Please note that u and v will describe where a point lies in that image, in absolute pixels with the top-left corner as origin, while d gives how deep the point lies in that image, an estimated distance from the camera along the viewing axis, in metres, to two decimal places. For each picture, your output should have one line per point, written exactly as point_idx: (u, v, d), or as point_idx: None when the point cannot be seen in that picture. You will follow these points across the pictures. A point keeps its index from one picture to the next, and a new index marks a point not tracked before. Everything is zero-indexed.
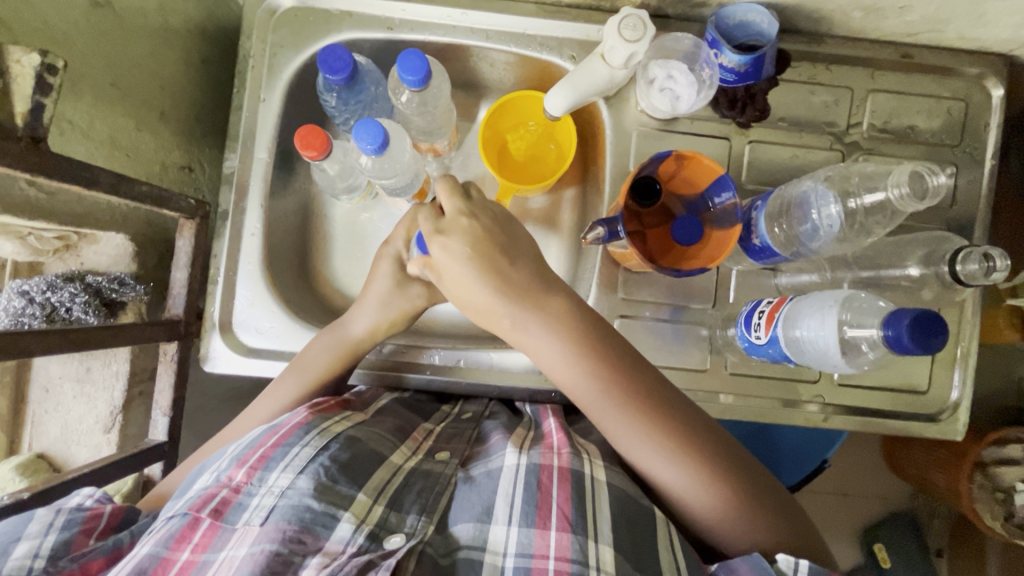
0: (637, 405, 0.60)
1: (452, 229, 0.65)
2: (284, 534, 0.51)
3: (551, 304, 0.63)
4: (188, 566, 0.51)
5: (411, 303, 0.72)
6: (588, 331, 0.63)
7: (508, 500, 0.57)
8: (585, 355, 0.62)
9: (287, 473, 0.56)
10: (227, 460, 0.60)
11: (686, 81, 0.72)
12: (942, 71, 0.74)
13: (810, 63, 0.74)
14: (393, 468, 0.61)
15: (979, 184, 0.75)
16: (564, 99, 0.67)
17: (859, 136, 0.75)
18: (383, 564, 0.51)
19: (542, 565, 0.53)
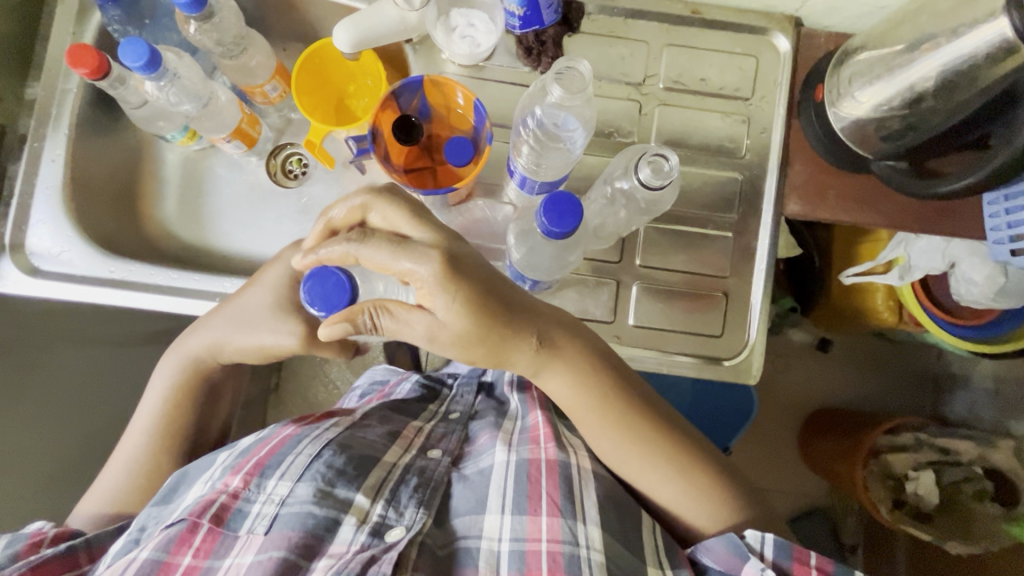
0: (642, 434, 0.70)
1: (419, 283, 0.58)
2: (291, 541, 0.63)
3: (558, 347, 0.66)
4: (193, 570, 0.64)
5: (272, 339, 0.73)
6: (594, 372, 0.68)
7: (501, 493, 0.70)
8: (586, 397, 0.69)
9: (285, 482, 0.68)
10: (220, 469, 0.72)
11: (485, 29, 0.75)
12: (732, 29, 0.78)
13: (606, 16, 0.78)
14: (388, 467, 0.71)
15: (770, 138, 0.78)
16: (350, 36, 0.70)
17: (655, 88, 0.78)
18: (384, 556, 0.63)
19: (535, 546, 0.65)
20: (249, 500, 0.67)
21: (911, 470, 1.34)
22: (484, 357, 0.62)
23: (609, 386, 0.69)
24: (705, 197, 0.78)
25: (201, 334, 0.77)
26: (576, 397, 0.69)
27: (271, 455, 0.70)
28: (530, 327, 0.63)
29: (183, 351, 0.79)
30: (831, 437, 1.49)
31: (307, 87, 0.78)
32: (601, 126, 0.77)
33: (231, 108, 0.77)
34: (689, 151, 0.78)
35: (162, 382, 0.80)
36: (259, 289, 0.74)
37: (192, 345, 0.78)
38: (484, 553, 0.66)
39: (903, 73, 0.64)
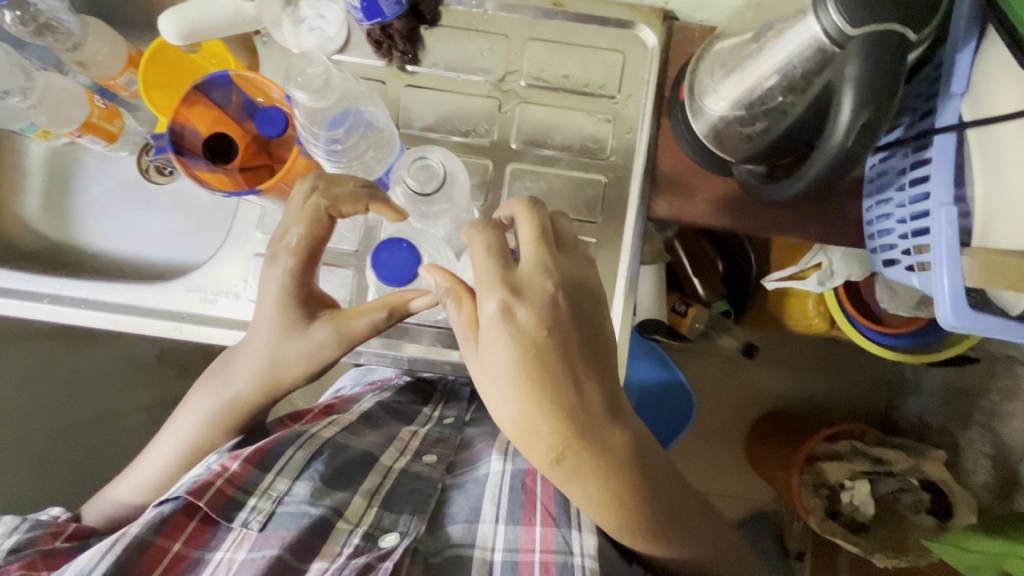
0: (682, 530, 0.62)
1: (526, 287, 0.55)
2: (284, 540, 0.62)
3: (593, 460, 0.55)
4: (183, 558, 0.63)
5: (306, 349, 0.65)
6: (624, 479, 0.56)
7: (495, 501, 0.68)
8: (616, 502, 0.56)
9: (283, 478, 0.68)
10: (217, 453, 0.70)
11: (334, 20, 0.72)
12: (598, 21, 0.74)
13: (466, 10, 0.74)
14: (383, 471, 0.73)
15: (638, 137, 0.74)
16: (175, 25, 0.66)
17: (516, 84, 0.74)
18: (381, 565, 0.61)
19: (528, 557, 0.63)
20: (245, 491, 0.66)
21: (845, 480, 1.29)
22: (559, 440, 0.54)
23: (644, 473, 0.58)
24: (567, 199, 0.74)
25: (238, 368, 0.69)
26: (593, 497, 0.56)
27: (271, 443, 0.70)
28: (584, 417, 0.55)
29: (220, 391, 0.71)
30: (775, 439, 1.44)
31: (157, 79, 0.75)
32: (459, 123, 0.74)
33: (71, 96, 0.75)
34: (550, 151, 0.74)
35: (194, 426, 0.72)
36: (272, 306, 0.65)
37: (235, 385, 0.69)
38: (476, 562, 0.64)
39: (750, 67, 0.57)
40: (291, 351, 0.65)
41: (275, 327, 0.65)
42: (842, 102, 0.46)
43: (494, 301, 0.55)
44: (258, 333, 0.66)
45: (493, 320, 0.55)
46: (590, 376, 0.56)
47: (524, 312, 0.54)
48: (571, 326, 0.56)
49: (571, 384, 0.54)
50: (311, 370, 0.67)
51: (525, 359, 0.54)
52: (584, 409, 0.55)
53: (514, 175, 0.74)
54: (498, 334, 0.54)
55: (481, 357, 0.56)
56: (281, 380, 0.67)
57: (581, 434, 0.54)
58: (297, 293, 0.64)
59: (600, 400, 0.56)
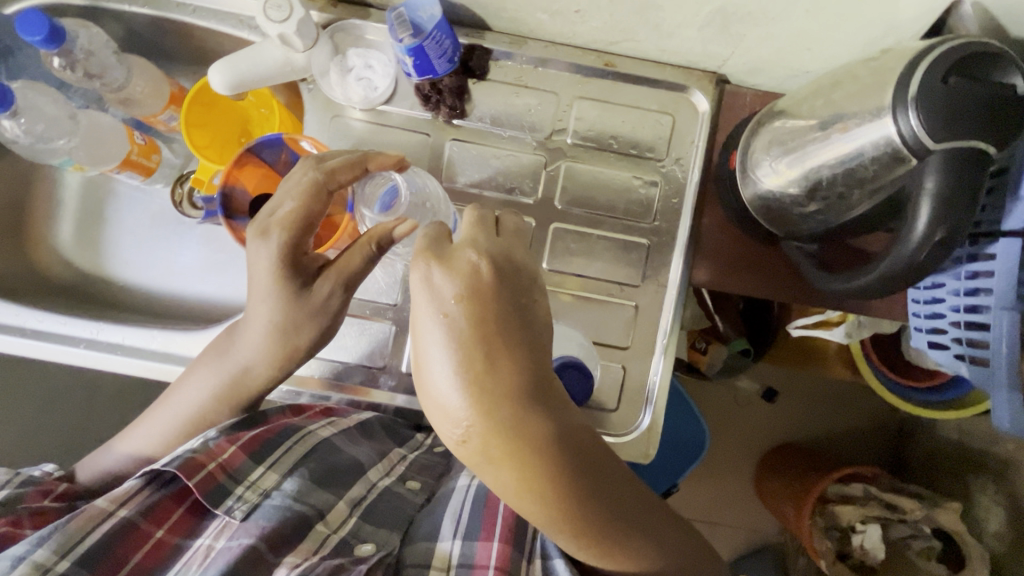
0: (644, 548, 0.51)
1: (457, 269, 0.44)
2: (260, 530, 0.57)
3: (518, 436, 0.43)
4: (163, 546, 0.57)
5: (318, 308, 0.60)
6: (555, 481, 0.44)
7: (455, 517, 0.62)
8: (544, 504, 0.45)
9: (273, 473, 0.64)
10: (216, 430, 0.65)
11: (383, 72, 0.71)
12: (649, 82, 0.72)
13: (515, 64, 0.72)
14: (369, 485, 0.68)
15: (684, 202, 0.73)
16: (225, 77, 0.65)
17: (562, 142, 0.73)
18: (354, 568, 0.56)
19: (482, 573, 0.56)
20: (235, 480, 0.62)
21: (858, 522, 1.22)
22: (484, 425, 0.43)
23: (594, 470, 0.46)
24: (608, 259, 0.73)
25: (239, 338, 0.64)
26: (516, 489, 0.44)
27: (270, 434, 0.67)
28: (525, 400, 0.43)
29: (227, 365, 0.65)
30: (791, 473, 1.38)
31: (199, 120, 0.75)
32: (502, 179, 0.73)
33: (115, 141, 0.74)
34: (594, 211, 0.73)
35: (198, 396, 0.66)
36: (258, 259, 0.58)
37: (240, 355, 0.64)
38: None
39: (814, 151, 0.56)
40: (289, 321, 0.60)
41: (275, 296, 0.59)
42: (918, 211, 0.46)
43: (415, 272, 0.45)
44: (256, 284, 0.59)
45: (414, 292, 0.45)
46: (523, 349, 0.44)
47: (443, 279, 0.43)
48: (522, 313, 0.45)
49: (482, 356, 0.42)
50: (318, 338, 0.62)
51: (456, 342, 0.42)
52: (499, 390, 0.43)
53: (557, 234, 0.73)
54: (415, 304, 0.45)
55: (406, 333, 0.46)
56: (293, 352, 0.62)
57: (521, 417, 0.43)
58: (301, 228, 0.58)
59: (517, 381, 0.43)
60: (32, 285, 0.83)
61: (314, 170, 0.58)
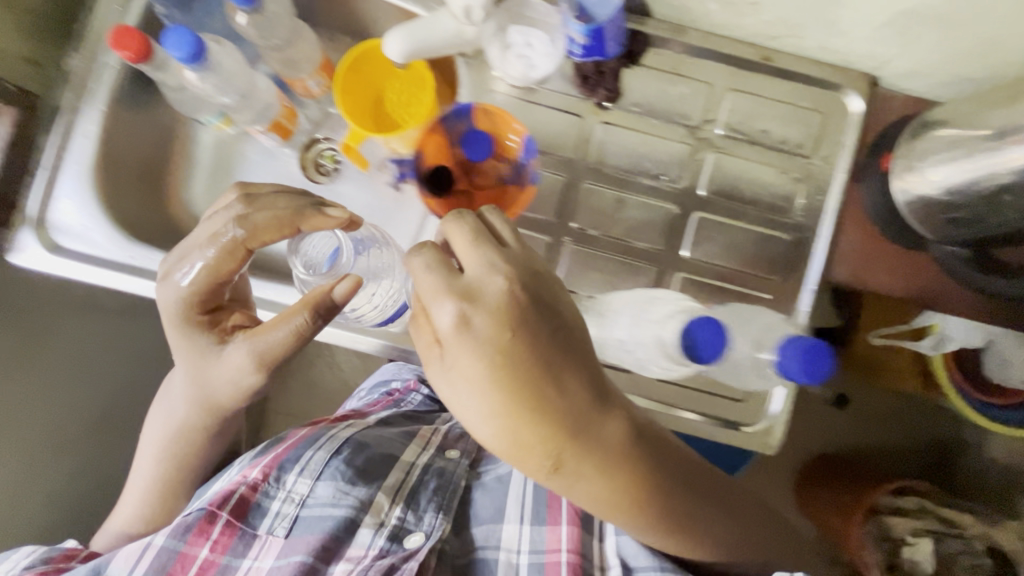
0: (712, 518, 0.59)
1: (481, 295, 0.49)
2: (311, 545, 0.67)
3: (582, 450, 0.50)
4: (211, 564, 0.68)
5: (228, 368, 0.66)
6: (625, 475, 0.52)
7: (519, 502, 0.72)
8: (638, 502, 0.53)
9: (305, 480, 0.72)
10: (238, 466, 0.77)
11: (543, 51, 0.71)
12: (802, 80, 0.73)
13: (673, 51, 0.73)
14: (406, 466, 0.75)
15: (828, 200, 0.74)
16: (401, 46, 0.66)
17: (711, 132, 0.74)
18: (405, 565, 0.66)
19: (554, 556, 0.66)
20: (268, 495, 0.72)
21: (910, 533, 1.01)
22: (550, 446, 0.49)
23: (656, 457, 0.54)
24: (745, 251, 0.75)
25: (173, 386, 0.73)
26: (609, 491, 0.52)
27: (290, 451, 0.75)
28: (571, 418, 0.49)
29: (166, 415, 0.75)
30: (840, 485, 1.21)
31: (351, 87, 0.76)
32: (650, 167, 0.74)
33: (265, 96, 0.72)
34: (738, 204, 0.74)
35: (158, 433, 0.77)
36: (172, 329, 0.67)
37: (180, 403, 0.73)
38: (502, 563, 0.69)
39: (981, 159, 0.56)
40: (201, 376, 0.68)
41: (194, 352, 0.67)
42: None
43: (449, 312, 0.48)
44: (186, 357, 0.68)
45: (453, 335, 0.49)
46: (571, 365, 0.50)
47: (481, 319, 0.49)
48: (549, 332, 0.50)
49: (547, 383, 0.49)
50: (238, 399, 0.69)
51: (503, 373, 0.48)
52: (562, 412, 0.49)
53: (699, 223, 0.74)
54: (462, 350, 0.48)
55: (442, 375, 0.50)
56: (219, 399, 0.70)
57: (580, 434, 0.50)
58: (205, 288, 0.65)
59: (582, 394, 0.50)
60: (171, 240, 0.76)
61: (230, 225, 0.62)
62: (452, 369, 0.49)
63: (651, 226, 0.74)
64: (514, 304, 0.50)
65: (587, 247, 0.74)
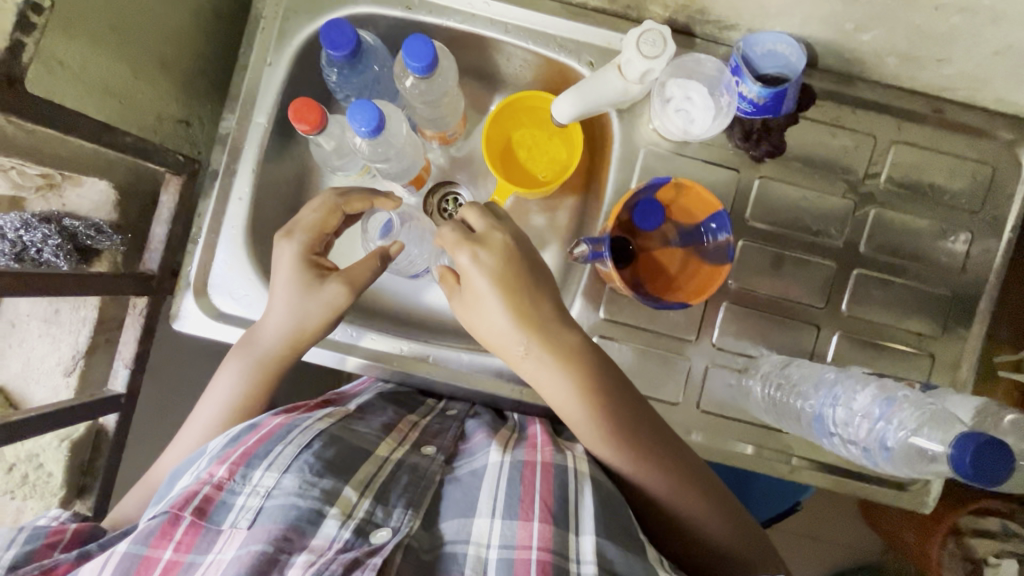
0: (648, 454, 0.60)
1: (484, 239, 0.62)
2: (271, 534, 0.49)
3: (554, 349, 0.61)
4: (173, 566, 0.50)
5: (329, 303, 0.64)
6: (586, 376, 0.60)
7: (492, 494, 0.54)
8: (584, 403, 0.60)
9: (271, 472, 0.54)
10: (209, 455, 0.57)
11: (703, 105, 0.69)
12: (972, 132, 0.70)
13: (836, 104, 0.70)
14: (380, 460, 0.58)
15: (994, 255, 0.72)
16: (571, 108, 0.65)
17: (875, 187, 0.72)
18: (369, 562, 0.48)
19: (524, 557, 0.50)
20: (233, 491, 0.53)
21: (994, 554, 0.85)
22: (515, 339, 0.61)
23: (606, 368, 0.61)
24: (905, 305, 0.73)
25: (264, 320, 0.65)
26: (569, 387, 0.60)
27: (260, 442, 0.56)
28: (535, 322, 0.61)
29: (253, 353, 0.65)
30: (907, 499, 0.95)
31: (495, 137, 0.75)
32: (809, 222, 0.72)
33: (413, 153, 0.71)
34: (900, 259, 0.72)
35: (232, 388, 0.65)
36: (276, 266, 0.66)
37: (264, 346, 0.65)
38: (470, 562, 0.51)
39: None
40: (296, 311, 0.64)
41: (296, 284, 0.64)
42: None
43: (464, 257, 0.61)
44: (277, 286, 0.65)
45: (467, 270, 0.62)
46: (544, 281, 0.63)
47: (485, 255, 0.61)
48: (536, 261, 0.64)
49: (524, 298, 0.61)
50: (329, 323, 0.65)
51: (499, 287, 0.61)
52: (541, 320, 0.61)
53: (858, 279, 0.73)
54: (474, 277, 0.61)
55: (464, 305, 0.64)
56: (311, 330, 0.65)
57: (547, 334, 0.61)
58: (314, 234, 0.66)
59: (554, 311, 0.62)
60: None
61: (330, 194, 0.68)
62: (474, 293, 0.62)
63: (810, 282, 0.72)
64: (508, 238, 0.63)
65: (744, 305, 0.73)
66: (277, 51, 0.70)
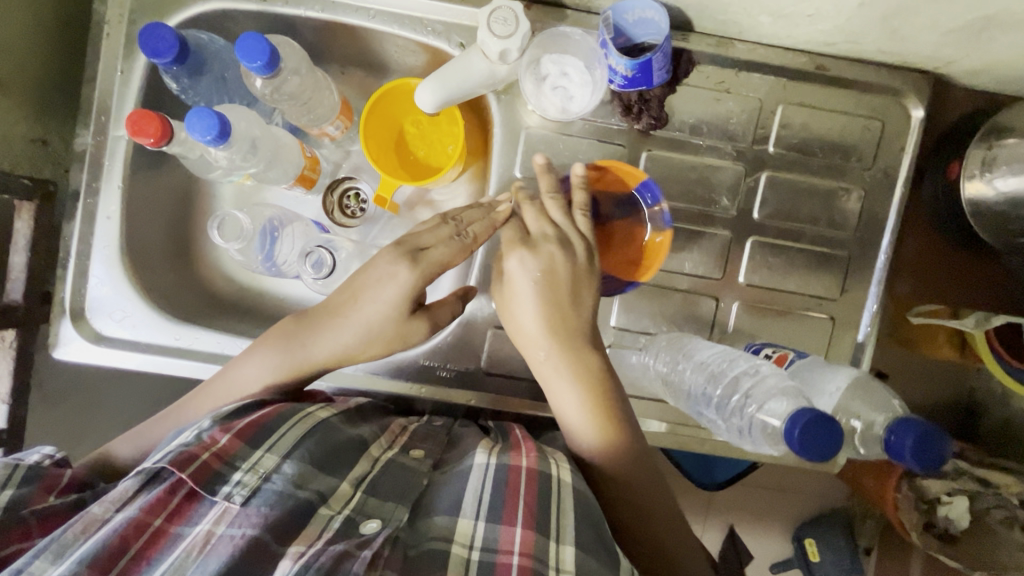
0: (640, 475, 0.58)
1: (540, 244, 0.59)
2: (263, 520, 0.48)
3: (578, 360, 0.59)
4: (163, 535, 0.47)
5: (406, 338, 0.62)
6: (602, 393, 0.59)
7: (476, 496, 0.52)
8: (594, 416, 0.58)
9: (273, 455, 0.53)
10: (209, 421, 0.56)
11: (581, 80, 0.67)
12: (859, 87, 0.69)
13: (718, 67, 0.68)
14: (371, 461, 0.58)
15: (889, 209, 0.71)
16: (434, 96, 0.62)
17: (764, 151, 0.70)
18: (360, 553, 0.47)
19: (506, 560, 0.48)
20: (233, 467, 0.52)
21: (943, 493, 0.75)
22: (544, 340, 0.59)
23: (620, 393, 0.60)
24: (803, 271, 0.72)
25: (318, 344, 0.62)
26: (583, 395, 0.58)
27: (263, 423, 0.56)
28: (574, 332, 0.59)
29: (292, 360, 0.62)
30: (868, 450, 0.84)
31: (377, 132, 0.71)
32: (701, 192, 0.71)
33: (288, 152, 0.67)
34: (796, 222, 0.71)
35: (254, 391, 0.62)
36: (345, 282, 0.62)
37: (316, 351, 0.62)
38: (450, 561, 0.48)
39: None
40: (401, 328, 0.61)
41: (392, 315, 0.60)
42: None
43: (515, 259, 0.59)
44: (377, 291, 0.59)
45: (512, 266, 0.59)
46: (591, 288, 0.60)
47: (533, 262, 0.58)
48: (584, 281, 0.60)
49: (563, 303, 0.59)
50: (390, 350, 0.63)
51: (540, 291, 0.58)
52: (573, 328, 0.59)
53: (755, 247, 0.71)
54: (519, 274, 0.59)
55: (503, 297, 0.62)
56: (344, 360, 0.63)
57: (576, 348, 0.59)
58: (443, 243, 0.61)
59: (588, 322, 0.60)
60: (210, 312, 0.73)
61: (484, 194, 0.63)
62: (508, 283, 0.60)
63: (706, 253, 0.71)
64: (562, 252, 0.59)
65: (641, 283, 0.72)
66: (127, 58, 0.66)
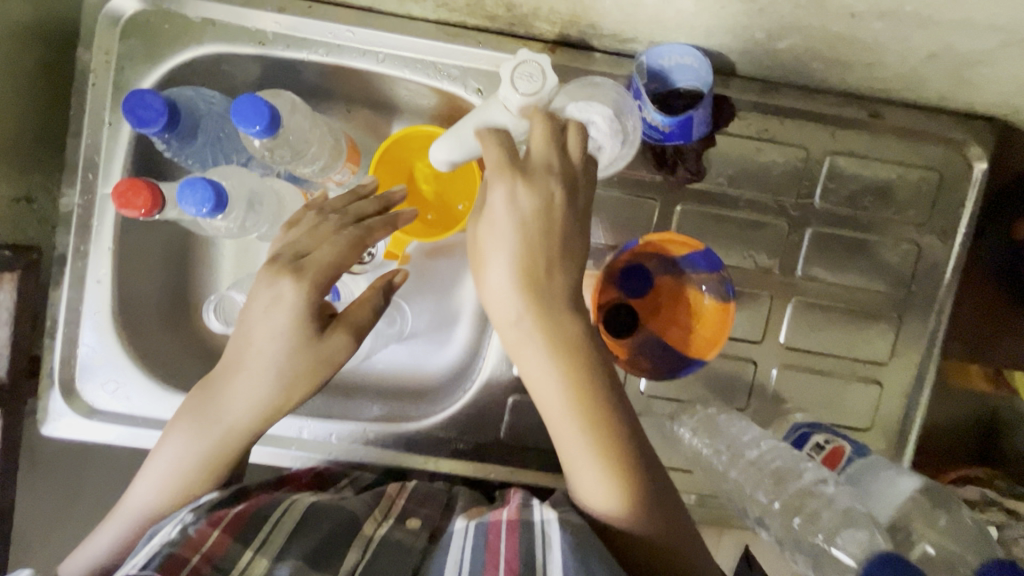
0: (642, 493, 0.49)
1: (535, 180, 0.50)
2: None
3: (569, 356, 0.49)
4: None
5: (327, 364, 0.53)
6: (597, 395, 0.49)
7: (457, 566, 0.46)
8: (586, 418, 0.49)
9: (265, 554, 0.47)
10: (192, 513, 0.50)
11: (608, 130, 0.58)
12: (915, 135, 0.62)
13: (761, 114, 0.62)
14: (363, 540, 0.51)
15: (945, 267, 0.65)
16: (447, 152, 0.55)
17: (810, 205, 0.64)
18: None
19: None
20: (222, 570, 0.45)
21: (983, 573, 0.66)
22: (532, 294, 0.49)
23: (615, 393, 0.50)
24: (850, 335, 0.66)
25: (232, 392, 0.54)
26: (574, 397, 0.49)
27: (251, 512, 0.49)
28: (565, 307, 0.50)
29: (206, 420, 0.54)
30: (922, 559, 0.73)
31: (387, 181, 0.66)
32: (739, 249, 0.65)
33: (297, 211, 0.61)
34: (843, 281, 0.65)
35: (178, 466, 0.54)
36: (258, 309, 0.52)
37: (228, 414, 0.54)
38: None
39: None
40: (313, 356, 0.53)
41: (295, 345, 0.52)
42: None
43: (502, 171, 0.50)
44: (265, 322, 0.52)
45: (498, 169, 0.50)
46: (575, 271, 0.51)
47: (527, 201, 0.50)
48: (573, 246, 0.51)
49: (548, 279, 0.50)
50: (317, 385, 0.54)
51: (529, 236, 0.49)
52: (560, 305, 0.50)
53: (797, 308, 0.66)
54: (505, 223, 0.50)
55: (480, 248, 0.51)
56: (274, 403, 0.54)
57: (565, 327, 0.50)
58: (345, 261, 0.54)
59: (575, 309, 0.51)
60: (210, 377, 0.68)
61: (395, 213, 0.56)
62: (488, 194, 0.51)
63: (744, 316, 0.66)
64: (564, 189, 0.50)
65: None
66: (117, 109, 0.61)
